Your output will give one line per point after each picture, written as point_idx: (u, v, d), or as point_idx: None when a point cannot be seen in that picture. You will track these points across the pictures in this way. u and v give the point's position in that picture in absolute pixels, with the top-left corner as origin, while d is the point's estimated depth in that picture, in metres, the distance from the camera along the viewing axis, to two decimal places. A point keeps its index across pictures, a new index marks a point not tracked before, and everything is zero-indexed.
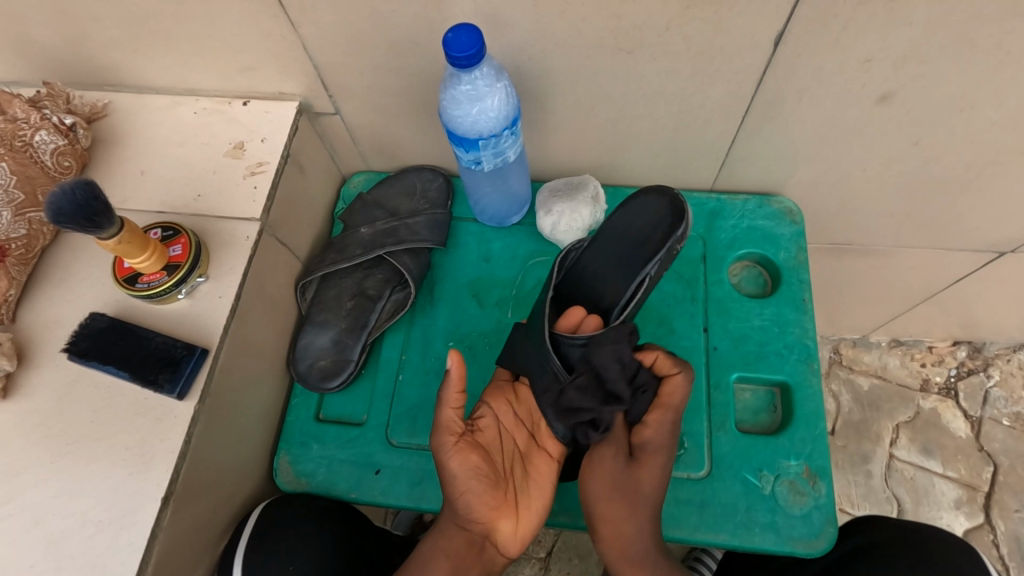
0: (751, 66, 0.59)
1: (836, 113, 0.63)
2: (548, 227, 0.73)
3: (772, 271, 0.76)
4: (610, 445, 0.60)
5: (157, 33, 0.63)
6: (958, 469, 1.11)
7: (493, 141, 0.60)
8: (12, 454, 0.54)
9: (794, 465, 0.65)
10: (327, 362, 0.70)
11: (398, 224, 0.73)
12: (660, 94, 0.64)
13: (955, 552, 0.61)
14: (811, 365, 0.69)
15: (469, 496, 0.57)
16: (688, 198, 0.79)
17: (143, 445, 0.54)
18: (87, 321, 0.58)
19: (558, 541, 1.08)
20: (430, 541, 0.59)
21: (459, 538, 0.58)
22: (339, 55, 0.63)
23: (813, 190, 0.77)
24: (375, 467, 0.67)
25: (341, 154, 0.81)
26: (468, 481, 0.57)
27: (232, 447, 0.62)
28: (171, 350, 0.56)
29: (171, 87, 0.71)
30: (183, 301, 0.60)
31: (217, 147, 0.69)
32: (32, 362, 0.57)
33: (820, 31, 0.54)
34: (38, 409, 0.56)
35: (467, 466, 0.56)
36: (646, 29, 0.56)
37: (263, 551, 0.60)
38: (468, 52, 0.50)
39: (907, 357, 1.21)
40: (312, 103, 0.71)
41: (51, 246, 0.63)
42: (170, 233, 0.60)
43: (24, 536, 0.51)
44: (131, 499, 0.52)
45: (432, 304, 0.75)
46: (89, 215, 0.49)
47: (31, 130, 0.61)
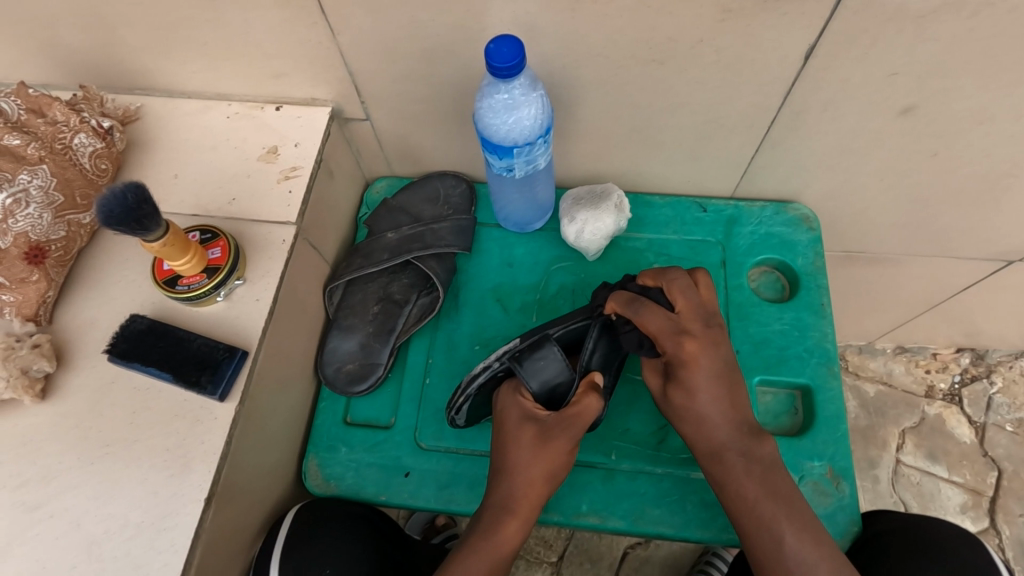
0: (779, 77, 0.60)
1: (858, 125, 0.65)
2: (572, 235, 0.74)
3: (790, 276, 0.77)
4: (705, 344, 0.61)
5: (195, 38, 0.64)
6: (963, 474, 1.13)
7: (526, 149, 0.61)
8: (53, 456, 0.54)
9: (817, 466, 0.66)
10: (355, 365, 0.71)
11: (423, 229, 0.74)
12: (688, 105, 0.66)
13: (957, 541, 0.62)
14: (831, 368, 0.70)
15: (562, 472, 0.61)
16: (707, 205, 0.80)
17: (184, 447, 0.54)
18: (126, 323, 0.58)
19: (570, 546, 1.09)
20: (516, 523, 0.59)
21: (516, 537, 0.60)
22: (376, 63, 0.64)
23: (830, 199, 0.79)
24: (403, 470, 0.68)
25: (367, 159, 0.82)
26: (550, 482, 0.61)
27: (265, 448, 0.62)
28: (212, 352, 0.56)
29: (204, 92, 0.72)
30: (221, 303, 0.60)
31: (250, 151, 0.69)
32: (70, 364, 0.58)
33: (849, 46, 0.55)
34: (77, 410, 0.56)
35: (562, 465, 0.61)
36: (679, 42, 0.58)
37: (300, 552, 0.60)
38: (509, 63, 0.51)
39: (911, 364, 1.23)
40: (342, 109, 0.72)
41: (87, 248, 0.63)
42: (209, 236, 0.61)
43: (68, 537, 0.51)
44: (173, 499, 0.53)
45: (457, 309, 0.75)
46: (138, 217, 0.49)
47: (69, 132, 0.61)
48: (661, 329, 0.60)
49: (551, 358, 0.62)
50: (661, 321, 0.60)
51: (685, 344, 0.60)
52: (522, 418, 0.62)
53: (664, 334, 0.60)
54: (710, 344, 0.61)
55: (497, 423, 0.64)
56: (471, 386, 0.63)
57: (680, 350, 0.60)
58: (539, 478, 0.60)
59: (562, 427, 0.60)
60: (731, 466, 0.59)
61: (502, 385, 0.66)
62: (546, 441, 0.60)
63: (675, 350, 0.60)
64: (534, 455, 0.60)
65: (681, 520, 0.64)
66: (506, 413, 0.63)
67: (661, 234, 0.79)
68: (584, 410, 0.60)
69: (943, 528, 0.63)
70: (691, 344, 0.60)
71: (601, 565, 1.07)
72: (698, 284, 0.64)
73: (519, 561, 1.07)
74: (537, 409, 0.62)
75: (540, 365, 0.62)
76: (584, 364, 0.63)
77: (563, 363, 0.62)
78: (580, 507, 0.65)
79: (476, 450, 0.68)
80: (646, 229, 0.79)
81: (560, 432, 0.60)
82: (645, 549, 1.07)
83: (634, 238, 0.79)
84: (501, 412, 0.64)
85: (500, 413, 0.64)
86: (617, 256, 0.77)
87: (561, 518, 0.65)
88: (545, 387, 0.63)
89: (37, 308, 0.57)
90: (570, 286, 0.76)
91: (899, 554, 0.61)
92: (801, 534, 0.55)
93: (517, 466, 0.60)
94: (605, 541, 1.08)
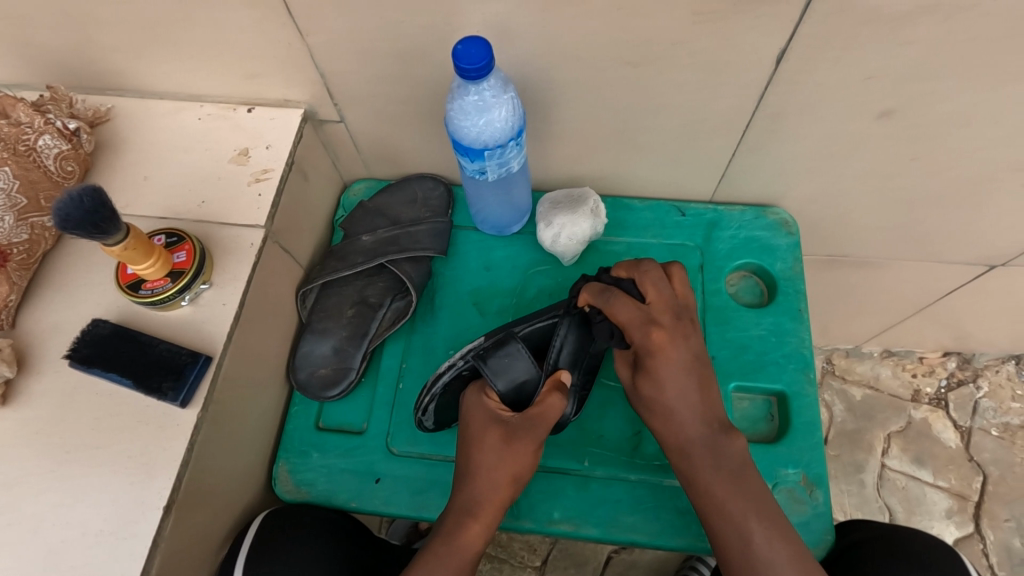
0: (754, 80, 0.60)
1: (835, 128, 0.64)
2: (548, 239, 0.73)
3: (769, 281, 0.76)
4: (677, 339, 0.62)
5: (163, 38, 0.63)
6: (949, 479, 1.12)
7: (498, 152, 0.60)
8: (12, 462, 0.53)
9: (793, 473, 0.65)
10: (329, 370, 0.71)
11: (399, 232, 0.73)
12: (663, 108, 0.65)
13: (936, 548, 0.61)
14: (808, 374, 0.69)
15: (530, 476, 0.60)
16: (686, 208, 0.79)
17: (146, 454, 0.54)
18: (89, 327, 0.57)
19: (555, 550, 1.08)
20: (478, 527, 0.58)
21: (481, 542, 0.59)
22: (348, 64, 0.64)
23: (810, 203, 0.78)
24: (375, 476, 0.67)
25: (344, 161, 0.81)
26: (517, 482, 0.60)
27: (233, 454, 0.61)
28: (176, 357, 0.56)
29: (176, 92, 0.71)
30: (186, 308, 0.59)
31: (222, 153, 0.68)
32: (32, 368, 0.57)
33: (822, 49, 0.55)
34: (37, 416, 0.55)
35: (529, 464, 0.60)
36: (651, 44, 0.57)
37: (266, 559, 0.59)
38: (477, 64, 0.51)
39: (898, 367, 1.23)
40: (317, 111, 0.72)
41: (53, 251, 0.62)
42: (175, 239, 0.60)
43: (25, 545, 0.51)
44: (134, 506, 0.52)
45: (433, 313, 0.74)
46: (96, 221, 0.49)
47: (35, 134, 0.60)
48: (628, 321, 0.61)
49: (515, 356, 0.61)
50: (636, 311, 0.61)
51: (652, 333, 0.61)
52: (487, 419, 0.61)
53: (634, 324, 0.61)
54: (679, 336, 0.62)
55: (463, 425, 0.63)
56: (436, 385, 0.63)
57: (649, 339, 0.61)
58: (503, 481, 0.59)
59: (527, 427, 0.59)
60: (701, 458, 0.59)
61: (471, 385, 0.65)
62: (511, 441, 0.59)
63: (644, 338, 0.61)
64: (498, 457, 0.59)
65: (655, 528, 0.63)
66: (472, 414, 0.62)
67: (640, 238, 0.78)
68: (549, 409, 0.60)
69: (922, 537, 0.63)
70: (657, 335, 0.61)
71: (585, 570, 1.06)
72: (671, 278, 0.65)
73: (504, 565, 1.06)
74: (503, 410, 0.61)
75: (504, 364, 0.61)
76: (551, 362, 0.63)
77: (528, 360, 0.62)
78: (553, 514, 0.65)
79: (449, 457, 0.67)
80: (625, 232, 0.78)
81: (525, 433, 0.59)
82: (630, 554, 1.07)
83: (613, 241, 0.78)
84: (467, 412, 0.63)
85: (466, 414, 0.63)
86: (596, 260, 0.77)
87: (533, 525, 0.64)
88: (512, 386, 0.62)
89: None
90: (547, 290, 0.75)
91: (877, 562, 0.60)
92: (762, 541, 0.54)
93: (483, 469, 0.59)
94: (590, 546, 1.08)
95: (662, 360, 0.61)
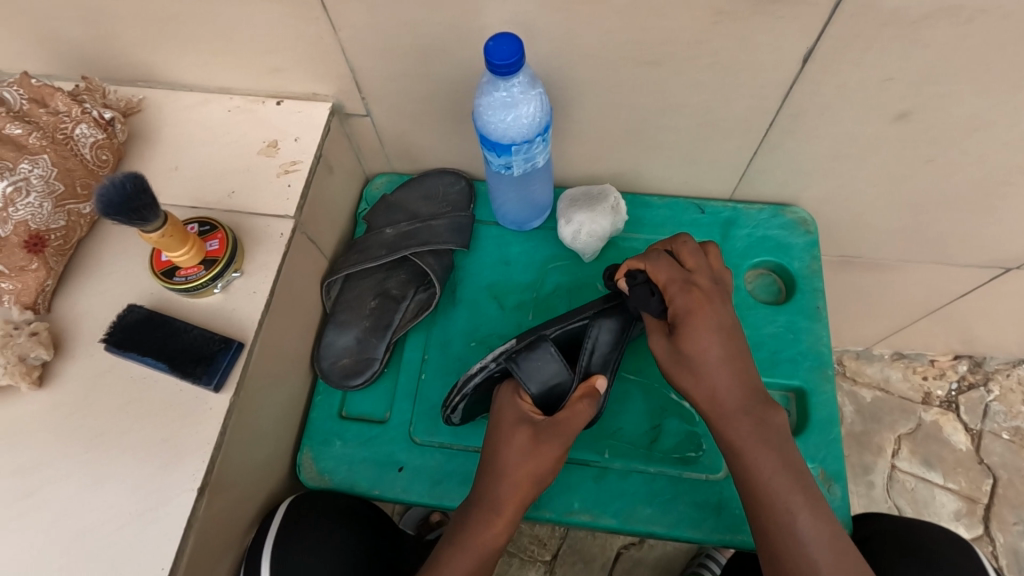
0: (778, 81, 0.61)
1: (855, 130, 0.65)
2: (569, 236, 0.74)
3: (786, 279, 0.77)
4: (723, 307, 0.60)
5: (196, 32, 0.64)
6: (958, 481, 1.13)
7: (524, 147, 0.61)
8: (49, 443, 0.55)
9: (809, 469, 0.65)
10: (351, 360, 0.72)
11: (421, 225, 0.74)
12: (686, 107, 0.66)
13: (943, 543, 0.62)
14: (825, 372, 0.70)
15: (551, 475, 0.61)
16: (705, 206, 0.80)
17: (178, 437, 0.55)
18: (124, 313, 0.58)
19: (564, 545, 1.09)
20: (503, 522, 0.59)
21: (499, 532, 0.59)
22: (376, 60, 0.65)
23: (828, 203, 0.79)
24: (397, 464, 0.68)
25: (366, 155, 0.82)
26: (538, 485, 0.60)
27: (259, 439, 0.63)
28: (208, 343, 0.57)
29: (205, 85, 0.72)
30: (217, 295, 0.61)
31: (250, 145, 0.70)
32: (67, 352, 0.58)
33: (847, 51, 0.56)
34: (73, 398, 0.56)
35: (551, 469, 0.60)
36: (677, 44, 0.58)
37: (292, 543, 0.61)
38: (507, 60, 0.52)
39: (909, 370, 1.23)
40: (343, 105, 0.73)
41: (87, 238, 0.63)
42: (206, 228, 0.61)
43: (61, 522, 0.52)
44: (166, 488, 0.53)
45: (453, 306, 0.75)
46: (136, 207, 0.50)
47: (71, 123, 0.62)
48: (669, 275, 0.62)
49: (549, 358, 0.62)
50: (670, 271, 0.62)
51: (693, 292, 0.60)
52: (517, 421, 0.62)
53: (673, 281, 0.61)
54: (719, 299, 0.61)
55: (492, 424, 0.64)
56: (467, 385, 0.64)
57: (685, 299, 0.60)
58: (526, 478, 0.60)
59: (554, 431, 0.60)
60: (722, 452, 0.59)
61: (501, 387, 0.65)
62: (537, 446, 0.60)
63: (684, 299, 0.60)
64: (525, 456, 0.60)
65: (673, 520, 0.64)
66: (502, 414, 0.63)
67: (658, 235, 0.79)
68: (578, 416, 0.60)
69: (932, 532, 0.63)
70: (707, 296, 0.60)
71: (594, 566, 1.07)
72: (707, 253, 0.65)
73: (513, 559, 1.07)
74: (535, 414, 0.62)
75: (537, 365, 0.62)
76: (583, 366, 0.63)
77: (561, 362, 0.62)
78: (572, 505, 0.66)
79: (469, 447, 0.69)
80: (643, 229, 0.79)
81: (550, 437, 0.59)
82: (639, 551, 1.07)
83: (632, 238, 0.79)
84: (498, 413, 0.64)
85: (497, 413, 0.64)
86: (615, 256, 0.77)
87: (552, 515, 0.65)
88: (546, 389, 0.62)
89: (36, 296, 0.57)
90: (566, 285, 0.76)
91: (890, 555, 0.61)
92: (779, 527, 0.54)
93: (507, 465, 0.60)
94: (598, 542, 1.09)
95: (702, 326, 0.58)
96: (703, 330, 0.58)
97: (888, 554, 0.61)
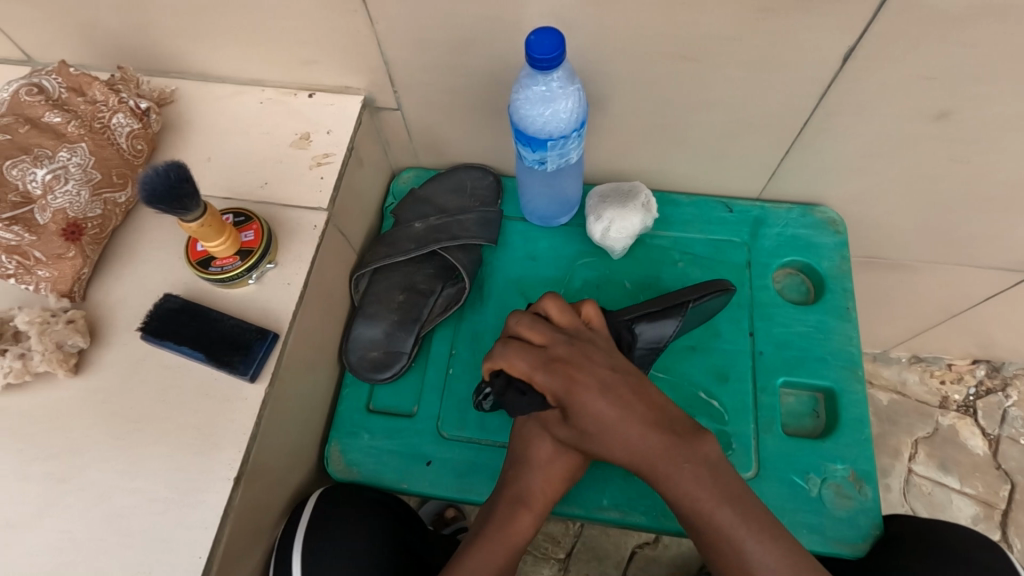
0: (816, 78, 0.60)
1: (890, 129, 0.65)
2: (598, 233, 0.74)
3: (815, 279, 0.76)
4: (586, 389, 0.54)
5: (232, 23, 0.64)
6: (975, 486, 1.12)
7: (561, 142, 0.61)
8: (85, 430, 0.55)
9: (840, 469, 0.65)
10: (379, 353, 0.72)
11: (450, 220, 0.74)
12: (720, 104, 0.66)
13: (971, 543, 0.61)
14: (855, 372, 0.70)
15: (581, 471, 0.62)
16: (733, 205, 0.80)
17: (214, 426, 0.55)
18: (160, 302, 0.58)
19: (578, 543, 1.09)
20: (530, 515, 0.59)
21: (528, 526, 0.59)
22: (412, 52, 0.65)
23: (857, 203, 0.79)
24: (424, 458, 0.68)
25: (394, 149, 0.82)
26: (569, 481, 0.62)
27: (290, 429, 0.63)
28: (244, 333, 0.57)
29: (238, 77, 0.72)
30: (252, 286, 0.61)
31: (283, 137, 0.70)
32: (102, 340, 0.58)
33: (889, 48, 0.55)
34: (108, 386, 0.56)
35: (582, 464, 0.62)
36: (716, 39, 0.58)
37: (324, 535, 0.61)
38: (549, 54, 0.52)
39: (926, 374, 1.23)
40: (375, 98, 0.73)
41: (121, 227, 0.63)
42: (241, 219, 0.61)
43: (97, 509, 0.52)
44: (202, 476, 0.53)
45: (481, 301, 0.75)
46: (179, 196, 0.50)
47: (109, 112, 0.62)
48: (528, 371, 0.55)
49: None
50: (524, 360, 0.55)
51: (558, 376, 0.54)
52: None
53: (536, 368, 0.55)
54: (590, 361, 0.55)
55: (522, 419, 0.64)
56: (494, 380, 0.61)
57: (560, 388, 0.54)
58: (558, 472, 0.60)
59: None
60: None
61: None
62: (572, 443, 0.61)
63: (552, 382, 0.54)
64: (555, 451, 0.60)
65: None
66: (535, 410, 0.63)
67: (686, 233, 0.79)
68: None
69: (957, 531, 0.63)
70: (577, 369, 0.54)
71: (607, 564, 1.07)
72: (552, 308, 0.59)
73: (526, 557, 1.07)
74: None
75: None
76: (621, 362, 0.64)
77: None
78: (601, 502, 0.65)
79: (497, 442, 0.68)
80: (671, 227, 0.79)
81: None
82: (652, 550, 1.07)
83: (659, 236, 0.79)
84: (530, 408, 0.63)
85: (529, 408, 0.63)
86: (642, 254, 0.77)
87: (581, 511, 0.65)
88: None
89: (72, 284, 0.58)
90: (593, 282, 0.76)
91: (916, 553, 0.60)
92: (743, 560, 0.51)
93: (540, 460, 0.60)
94: (612, 540, 1.09)
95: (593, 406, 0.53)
96: (596, 409, 0.53)
97: (917, 553, 0.60)
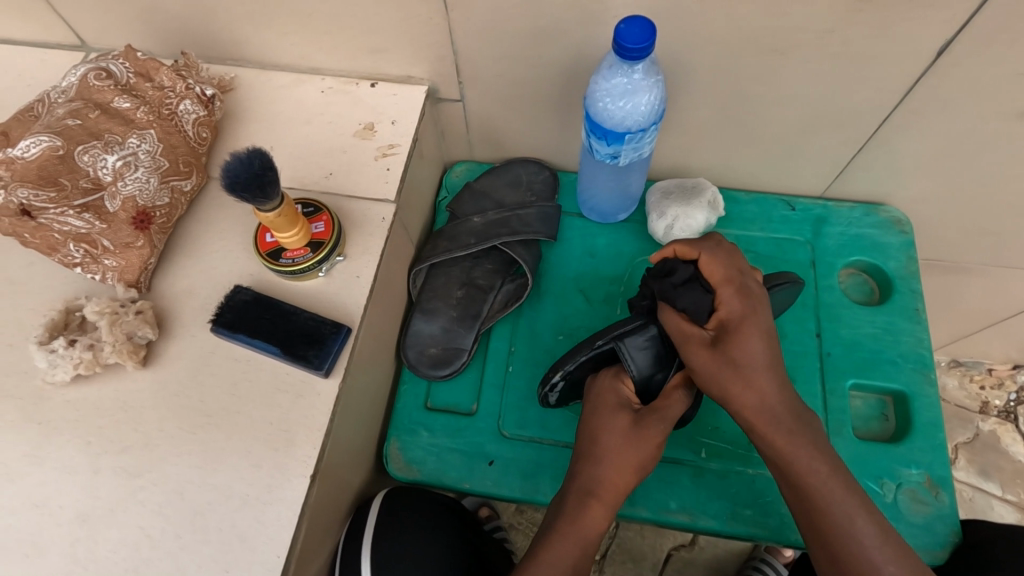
0: (904, 73, 0.59)
1: (974, 127, 0.63)
2: (661, 230, 0.72)
3: (880, 279, 0.75)
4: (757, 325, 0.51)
5: (301, 10, 0.63)
6: (1017, 493, 1.10)
7: (638, 136, 0.59)
8: (154, 423, 0.53)
9: (915, 474, 0.64)
10: (438, 350, 0.70)
11: (510, 214, 0.72)
12: (798, 98, 0.64)
13: None
14: (927, 375, 0.68)
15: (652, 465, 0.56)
16: (796, 203, 0.78)
17: (288, 421, 0.53)
18: (230, 294, 0.57)
19: (613, 545, 1.06)
20: (601, 507, 0.55)
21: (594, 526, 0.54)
22: (484, 42, 0.63)
23: (923, 203, 0.77)
24: (487, 457, 0.67)
25: (450, 141, 0.81)
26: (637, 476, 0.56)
27: (355, 426, 0.61)
28: (319, 327, 0.56)
29: (298, 65, 0.71)
30: (321, 278, 0.59)
31: (346, 127, 0.68)
32: (169, 331, 0.57)
33: (988, 43, 0.54)
34: (176, 378, 0.55)
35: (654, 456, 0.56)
36: (807, 32, 0.56)
37: (393, 535, 0.60)
38: (640, 44, 0.50)
39: (965, 378, 1.22)
40: (438, 89, 0.71)
41: (185, 216, 0.62)
42: (311, 209, 0.59)
43: (170, 504, 0.51)
44: (278, 473, 0.52)
45: (539, 298, 0.74)
46: (262, 184, 0.48)
47: (176, 98, 0.61)
48: (721, 278, 0.55)
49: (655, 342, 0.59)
50: (727, 267, 0.55)
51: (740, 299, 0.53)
52: (616, 406, 0.58)
53: (727, 277, 0.54)
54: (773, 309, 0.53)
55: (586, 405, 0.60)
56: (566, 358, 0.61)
57: (733, 308, 0.53)
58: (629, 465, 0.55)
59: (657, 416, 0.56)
60: None
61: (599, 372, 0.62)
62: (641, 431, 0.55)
63: (733, 301, 0.53)
64: (625, 441, 0.56)
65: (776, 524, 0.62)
66: (600, 398, 0.59)
67: (748, 231, 0.77)
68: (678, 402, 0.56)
69: None
70: (757, 304, 0.53)
71: (643, 566, 1.04)
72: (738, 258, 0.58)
73: None
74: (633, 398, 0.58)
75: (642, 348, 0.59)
76: None
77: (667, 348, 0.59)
78: (668, 504, 0.64)
79: (560, 442, 0.67)
80: (733, 224, 0.77)
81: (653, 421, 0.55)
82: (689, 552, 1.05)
83: (721, 233, 0.77)
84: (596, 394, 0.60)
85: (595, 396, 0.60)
86: None
87: (648, 514, 0.64)
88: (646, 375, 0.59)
89: (139, 273, 0.56)
90: None
91: (1007, 559, 0.57)
92: (842, 557, 0.47)
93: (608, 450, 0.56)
94: (648, 542, 1.06)
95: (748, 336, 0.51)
96: (755, 344, 0.50)
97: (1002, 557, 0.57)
